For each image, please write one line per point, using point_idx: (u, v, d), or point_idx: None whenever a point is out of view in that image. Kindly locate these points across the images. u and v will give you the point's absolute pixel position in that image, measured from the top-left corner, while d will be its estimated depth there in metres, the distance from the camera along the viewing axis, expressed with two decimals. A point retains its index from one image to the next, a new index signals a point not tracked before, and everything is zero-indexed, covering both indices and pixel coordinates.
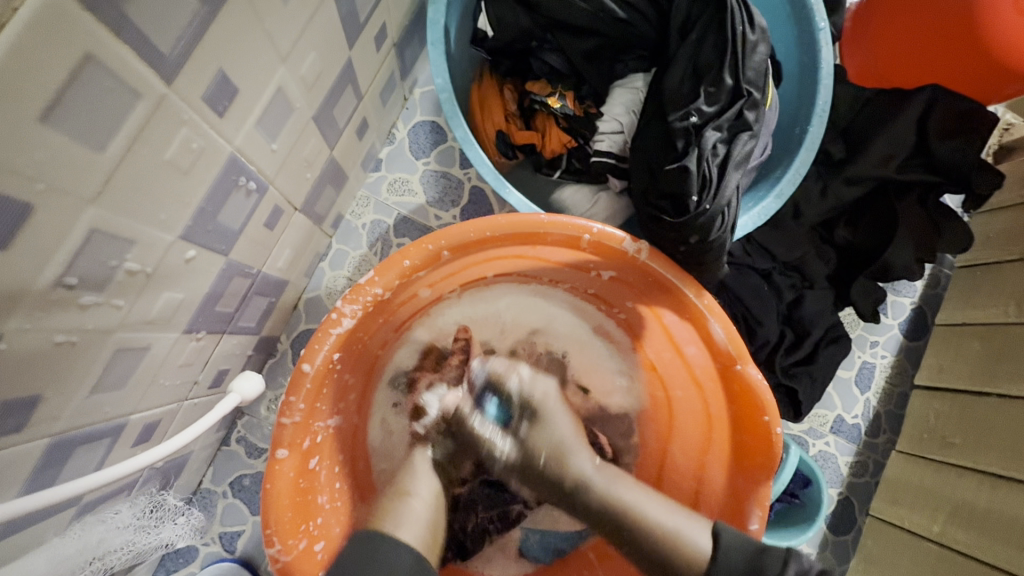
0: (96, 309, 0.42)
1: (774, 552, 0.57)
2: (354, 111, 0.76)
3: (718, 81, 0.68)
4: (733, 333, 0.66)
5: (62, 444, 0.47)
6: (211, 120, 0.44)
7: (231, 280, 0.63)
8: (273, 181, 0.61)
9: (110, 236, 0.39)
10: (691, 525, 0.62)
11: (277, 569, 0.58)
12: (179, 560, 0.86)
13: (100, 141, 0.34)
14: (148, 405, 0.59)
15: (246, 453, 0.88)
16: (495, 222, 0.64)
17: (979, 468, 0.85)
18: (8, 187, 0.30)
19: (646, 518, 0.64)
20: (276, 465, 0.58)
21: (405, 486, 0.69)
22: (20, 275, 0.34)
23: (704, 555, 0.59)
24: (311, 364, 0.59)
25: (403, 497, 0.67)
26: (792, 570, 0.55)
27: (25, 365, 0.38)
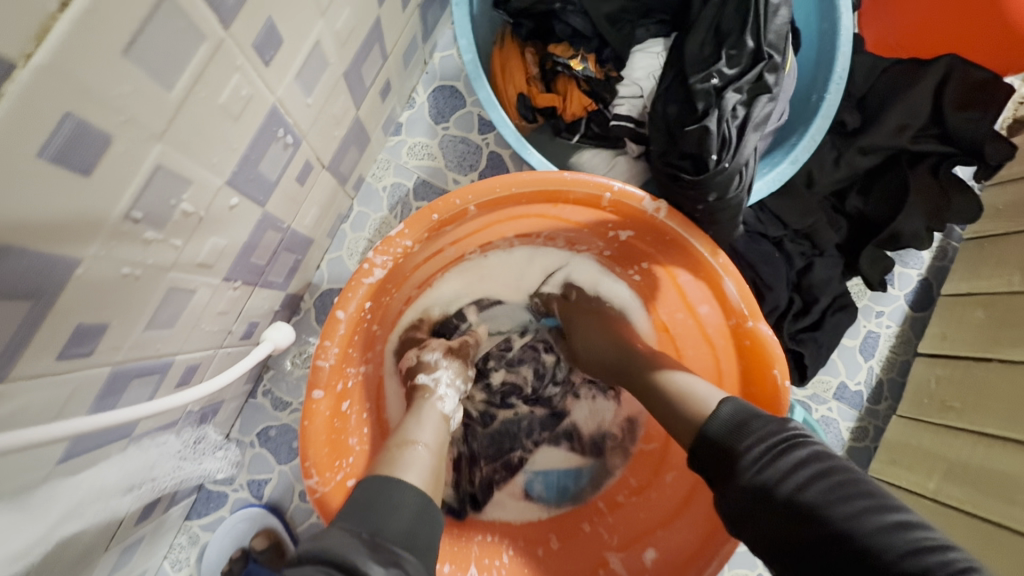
0: (156, 247, 0.45)
1: (774, 418, 0.56)
2: (379, 71, 0.77)
3: (739, 44, 0.69)
4: (746, 291, 0.69)
5: (120, 374, 0.50)
6: (259, 69, 0.46)
7: (265, 233, 0.66)
8: (307, 135, 0.63)
9: (172, 174, 0.42)
10: (706, 388, 0.62)
11: (315, 500, 0.62)
12: (210, 504, 0.91)
13: (169, 81, 0.37)
14: (191, 348, 0.62)
15: (272, 406, 0.92)
16: (520, 179, 0.66)
17: (975, 428, 0.88)
18: (93, 117, 0.33)
19: (667, 380, 0.65)
20: (313, 404, 0.62)
21: (409, 435, 0.62)
22: (99, 205, 0.37)
23: (708, 406, 0.60)
24: (345, 311, 0.63)
25: (408, 445, 0.60)
26: (781, 430, 0.54)
27: (100, 293, 0.42)
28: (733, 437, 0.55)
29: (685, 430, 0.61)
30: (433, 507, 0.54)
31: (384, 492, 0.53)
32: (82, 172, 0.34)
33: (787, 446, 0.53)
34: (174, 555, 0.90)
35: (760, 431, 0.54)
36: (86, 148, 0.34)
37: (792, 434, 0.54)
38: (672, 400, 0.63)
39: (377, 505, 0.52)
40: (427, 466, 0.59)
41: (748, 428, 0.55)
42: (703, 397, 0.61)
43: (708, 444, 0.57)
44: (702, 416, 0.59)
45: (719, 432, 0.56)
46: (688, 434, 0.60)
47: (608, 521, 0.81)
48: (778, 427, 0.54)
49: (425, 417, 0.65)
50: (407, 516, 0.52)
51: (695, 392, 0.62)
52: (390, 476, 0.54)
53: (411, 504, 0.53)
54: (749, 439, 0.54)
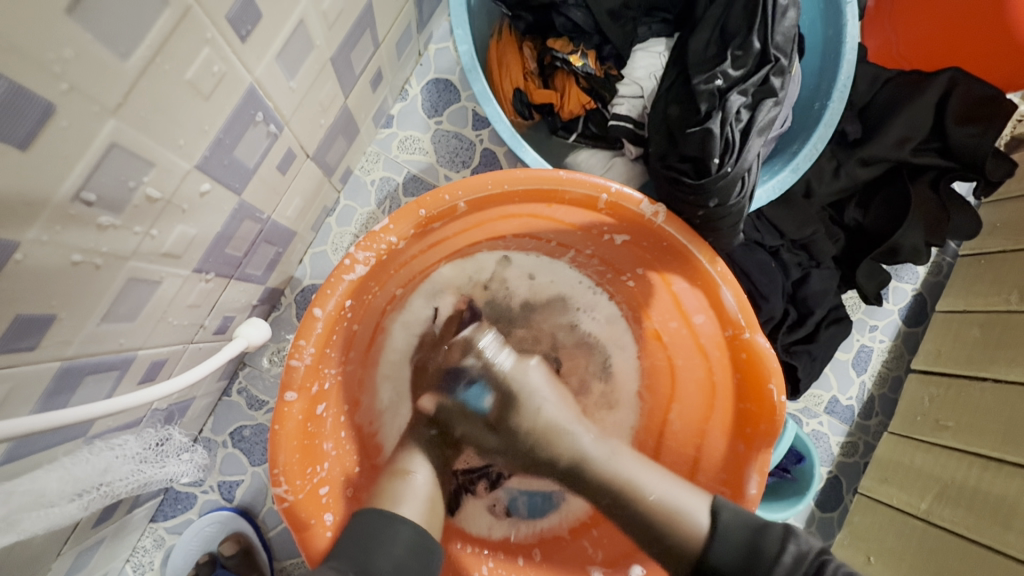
0: (113, 232, 0.43)
1: (772, 534, 0.59)
2: (370, 59, 0.74)
3: (745, 45, 0.67)
4: (744, 301, 0.66)
5: (71, 371, 0.47)
6: (234, 44, 0.43)
7: (242, 223, 0.62)
8: (289, 122, 0.59)
9: (130, 154, 0.40)
10: (692, 501, 0.65)
11: (283, 509, 0.59)
12: (177, 506, 0.86)
13: (125, 49, 0.35)
14: (156, 343, 0.58)
15: (247, 404, 0.88)
16: (514, 176, 0.63)
17: (969, 449, 0.87)
18: (31, 81, 0.31)
19: (643, 489, 0.67)
20: (286, 407, 0.58)
21: (404, 466, 0.70)
22: (40, 183, 0.35)
23: (704, 530, 0.62)
24: (323, 309, 0.59)
25: (403, 475, 0.68)
26: (788, 550, 0.58)
27: (41, 277, 0.39)
28: (751, 571, 0.59)
29: (679, 550, 0.63)
30: (427, 540, 0.59)
31: (380, 529, 0.57)
32: (19, 144, 0.32)
33: (819, 573, 0.56)
34: (137, 559, 0.85)
35: (788, 551, 0.58)
36: (22, 115, 0.31)
37: (816, 557, 0.57)
38: (664, 521, 0.64)
39: (374, 541, 0.56)
40: (419, 498, 0.65)
41: (764, 556, 0.58)
42: (693, 517, 0.63)
43: (718, 572, 0.61)
44: (698, 541, 0.62)
45: (735, 567, 0.60)
46: (682, 560, 0.63)
47: (594, 535, 0.78)
48: (803, 550, 0.58)
49: (417, 456, 0.72)
50: (398, 552, 0.56)
51: (685, 509, 0.64)
52: (386, 510, 0.59)
53: (405, 538, 0.57)
54: (776, 567, 0.57)
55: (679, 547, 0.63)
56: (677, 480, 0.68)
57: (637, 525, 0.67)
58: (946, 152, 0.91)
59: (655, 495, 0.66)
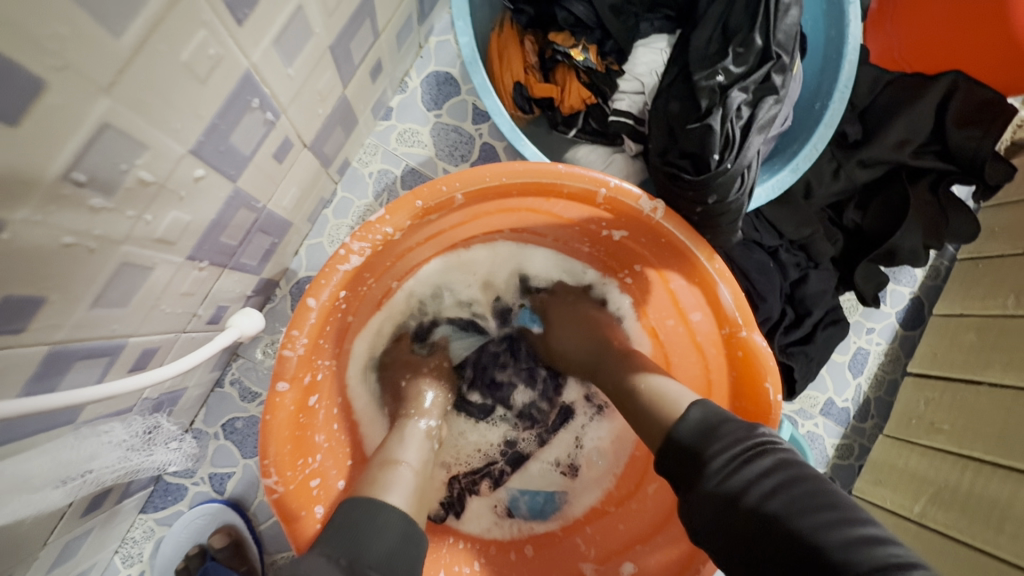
0: (105, 215, 0.43)
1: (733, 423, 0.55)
2: (369, 49, 0.73)
3: (747, 42, 0.66)
4: (741, 300, 0.65)
5: (60, 356, 0.47)
6: (231, 27, 0.43)
7: (237, 211, 0.61)
8: (286, 109, 0.58)
9: (122, 135, 0.39)
10: (680, 391, 0.62)
11: (272, 500, 0.58)
12: (168, 497, 0.86)
13: (119, 27, 0.34)
14: (147, 330, 0.58)
15: (240, 396, 0.87)
16: (512, 169, 0.63)
17: (964, 452, 0.86)
18: (23, 57, 0.30)
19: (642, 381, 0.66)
20: (277, 397, 0.57)
21: (393, 455, 0.65)
22: (31, 163, 0.34)
23: (681, 409, 0.59)
24: (317, 299, 0.58)
25: (391, 465, 0.63)
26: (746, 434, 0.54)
27: (31, 260, 0.39)
28: (705, 444, 0.55)
29: (657, 431, 0.60)
30: (417, 532, 0.56)
31: (367, 516, 0.54)
32: (10, 121, 0.31)
33: (754, 457, 0.51)
34: (126, 550, 0.85)
35: (735, 435, 0.54)
36: (13, 91, 0.31)
37: (761, 441, 0.53)
38: (647, 398, 0.63)
39: (358, 528, 0.52)
40: (408, 489, 0.60)
41: (718, 434, 0.55)
42: (674, 402, 0.60)
43: (679, 451, 0.56)
44: (670, 419, 0.59)
45: (691, 436, 0.56)
46: (655, 439, 0.60)
47: (587, 532, 0.77)
48: (747, 432, 0.54)
49: (408, 442, 0.67)
50: (390, 538, 0.53)
51: (673, 396, 0.61)
52: (372, 498, 0.56)
53: (393, 524, 0.54)
54: (719, 448, 0.53)
55: (660, 418, 0.60)
56: (671, 377, 0.66)
57: (634, 417, 0.65)
58: (946, 155, 0.91)
59: (645, 384, 0.65)
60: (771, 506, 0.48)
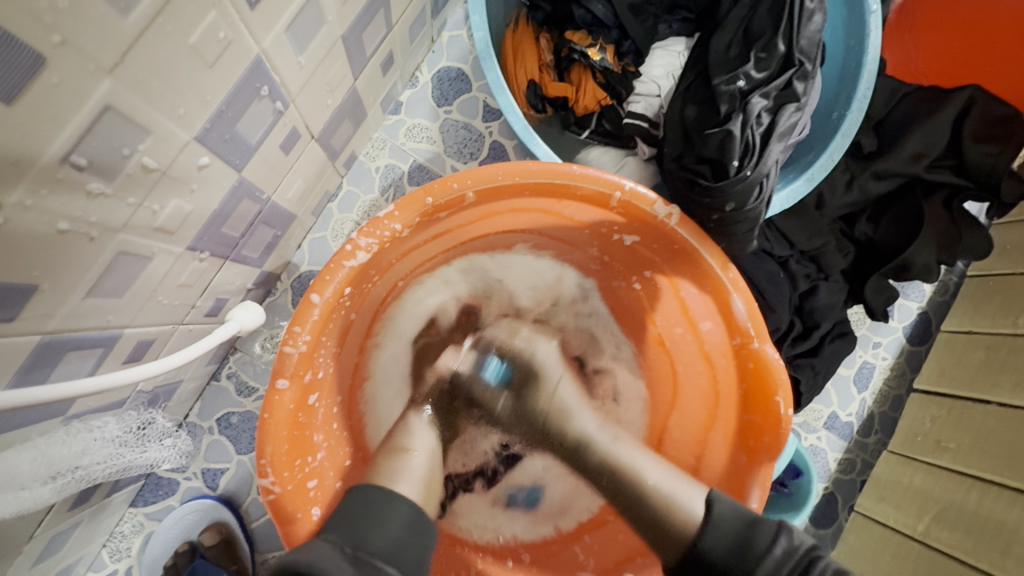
0: (104, 201, 0.41)
1: (765, 526, 0.56)
2: (382, 41, 0.72)
3: (769, 47, 0.65)
4: (754, 310, 0.64)
5: (52, 346, 0.45)
6: (242, 11, 0.41)
7: (240, 202, 0.59)
8: (295, 99, 0.57)
9: (125, 118, 0.37)
10: (689, 492, 0.62)
11: (268, 501, 0.56)
12: (159, 491, 0.84)
13: (125, 4, 0.32)
14: (144, 322, 0.56)
15: (236, 390, 0.85)
16: (525, 168, 0.61)
17: (970, 472, 0.85)
18: (22, 30, 0.28)
19: (643, 476, 0.65)
20: (276, 395, 0.56)
21: (403, 443, 0.68)
22: (26, 142, 0.32)
23: (696, 520, 0.59)
24: (320, 295, 0.57)
25: (404, 452, 0.66)
26: (779, 546, 0.55)
27: (23, 246, 0.37)
28: (745, 562, 0.55)
29: (676, 545, 0.59)
30: (425, 518, 0.56)
31: (376, 504, 0.54)
32: (4, 97, 0.30)
33: (807, 572, 0.53)
34: (114, 544, 0.83)
35: (777, 544, 0.55)
36: (7, 66, 0.29)
37: (806, 552, 0.55)
38: (659, 506, 0.62)
39: (368, 515, 0.53)
40: (415, 475, 0.63)
41: (755, 551, 0.55)
42: (688, 508, 0.60)
43: (710, 566, 0.57)
44: (692, 528, 0.59)
45: (727, 554, 0.56)
46: (675, 551, 0.60)
47: (586, 541, 0.76)
48: (791, 545, 0.55)
49: (418, 434, 0.70)
50: (397, 528, 0.53)
51: (680, 497, 0.62)
52: (379, 487, 0.56)
53: (402, 512, 0.54)
54: (765, 564, 0.54)
55: (676, 529, 0.60)
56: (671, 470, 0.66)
57: (639, 521, 0.63)
58: (962, 170, 0.88)
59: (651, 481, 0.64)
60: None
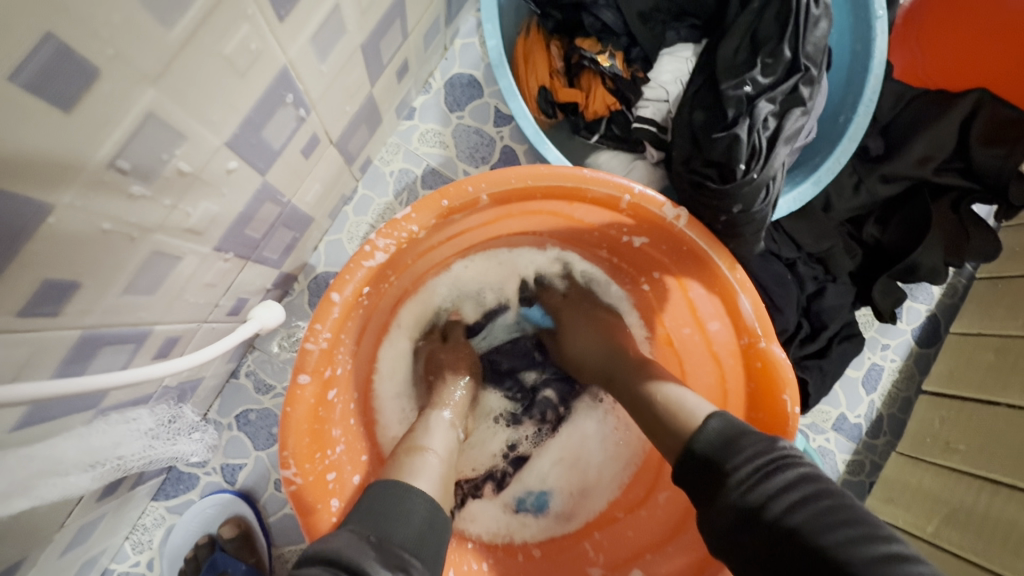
0: (143, 203, 0.43)
1: (755, 434, 0.54)
2: (398, 49, 0.74)
3: (776, 53, 0.66)
4: (762, 310, 0.65)
5: (90, 341, 0.47)
6: (272, 23, 0.44)
7: (263, 204, 0.62)
8: (317, 105, 0.59)
9: (165, 125, 0.40)
10: (696, 400, 0.62)
11: (290, 492, 0.58)
12: (179, 486, 0.86)
13: (170, 19, 0.35)
14: (172, 319, 0.58)
15: (254, 388, 0.88)
16: (538, 171, 0.63)
17: (980, 474, 0.85)
18: (80, 45, 0.31)
19: (659, 388, 0.65)
20: (297, 390, 0.58)
21: (419, 442, 0.65)
22: (78, 148, 0.35)
23: (699, 420, 0.59)
24: (340, 294, 0.59)
25: (419, 451, 0.63)
26: (769, 448, 0.53)
27: (71, 245, 0.39)
28: (723, 455, 0.54)
29: (674, 445, 0.60)
30: (443, 514, 0.56)
31: (394, 498, 0.54)
32: (62, 107, 0.32)
33: (773, 473, 0.50)
34: (136, 537, 0.85)
35: (754, 448, 0.53)
36: (65, 78, 0.31)
37: (788, 460, 0.51)
38: (666, 408, 0.62)
39: (389, 512, 0.53)
40: (435, 474, 0.61)
41: (740, 444, 0.54)
42: (692, 410, 0.60)
43: (699, 460, 0.56)
44: (689, 429, 0.58)
45: (714, 448, 0.55)
46: (675, 448, 0.59)
47: (596, 537, 0.77)
48: (769, 446, 0.52)
49: (435, 431, 0.68)
50: (414, 523, 0.53)
51: (688, 404, 0.61)
52: (401, 482, 0.56)
53: (420, 508, 0.54)
54: (738, 458, 0.53)
55: (676, 429, 0.60)
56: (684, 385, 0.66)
57: (645, 415, 0.65)
58: (970, 173, 0.89)
59: (662, 394, 0.64)
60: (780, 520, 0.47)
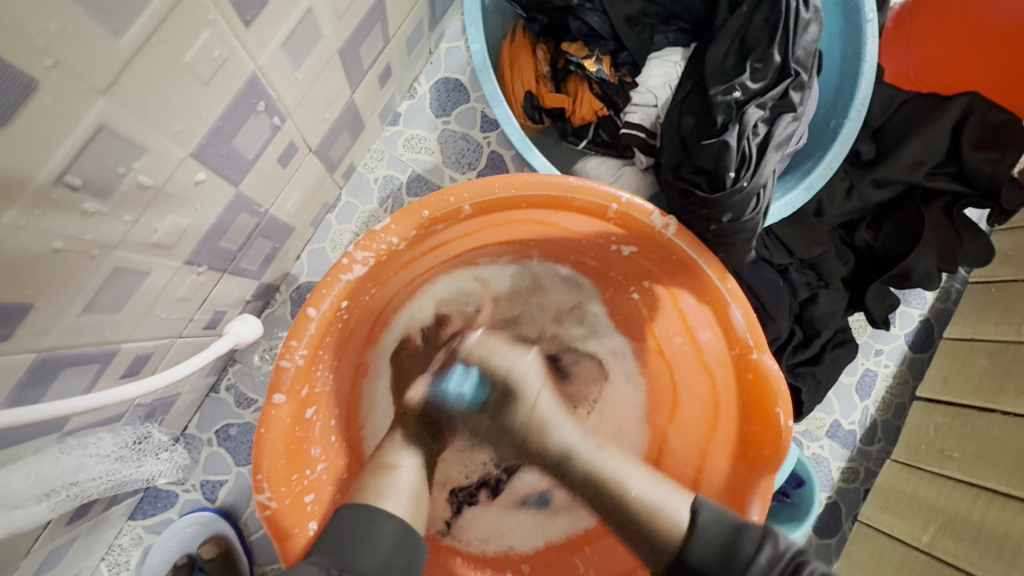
0: (100, 220, 0.41)
1: (751, 533, 0.56)
2: (379, 54, 0.72)
3: (765, 58, 0.65)
4: (753, 321, 0.64)
5: (48, 363, 0.45)
6: (237, 29, 0.41)
7: (237, 216, 0.59)
8: (292, 113, 0.57)
9: (119, 137, 0.38)
10: (674, 498, 0.63)
11: (265, 516, 0.56)
12: (158, 504, 0.84)
13: (119, 26, 0.33)
14: (141, 336, 0.56)
15: (235, 402, 0.85)
16: (522, 180, 0.61)
17: (976, 482, 0.83)
18: (14, 54, 0.29)
19: (629, 488, 0.66)
20: (273, 409, 0.56)
21: (388, 461, 0.67)
22: (21, 163, 0.32)
23: (682, 529, 0.60)
24: (317, 309, 0.57)
25: (386, 471, 0.65)
26: (765, 552, 0.55)
27: (19, 265, 0.37)
28: (727, 571, 0.56)
29: (659, 553, 0.61)
30: (414, 538, 0.56)
31: (362, 522, 0.54)
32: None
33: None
34: (113, 557, 0.83)
35: (760, 553, 0.54)
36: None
37: (792, 556, 0.54)
38: (641, 512, 0.64)
39: (355, 537, 0.53)
40: (404, 493, 0.63)
41: (740, 558, 0.55)
42: (674, 513, 0.62)
43: (693, 572, 0.58)
44: (676, 541, 0.60)
45: (712, 566, 0.57)
46: (661, 561, 0.61)
47: (586, 553, 0.75)
48: (777, 553, 0.54)
49: (403, 451, 0.70)
50: (385, 548, 0.53)
51: (663, 500, 0.64)
52: (365, 506, 0.56)
53: (388, 531, 0.54)
54: (748, 571, 0.54)
55: (660, 541, 0.61)
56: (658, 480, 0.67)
57: (626, 528, 0.65)
58: (960, 177, 0.88)
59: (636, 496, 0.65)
60: None
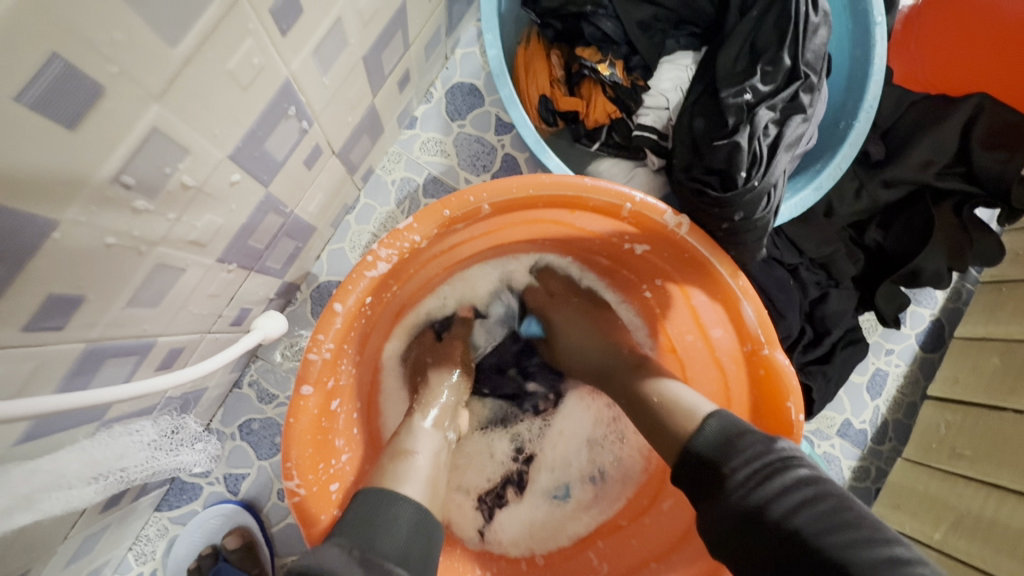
0: (146, 218, 0.43)
1: (753, 434, 0.55)
2: (399, 60, 0.74)
3: (776, 60, 0.67)
4: (765, 317, 0.65)
5: (94, 354, 0.48)
6: (275, 37, 0.44)
7: (266, 216, 0.62)
8: (319, 117, 0.59)
9: (168, 140, 0.40)
10: (697, 399, 0.62)
11: (294, 503, 0.58)
12: (182, 496, 0.86)
13: (173, 36, 0.35)
14: (176, 331, 0.59)
15: (257, 397, 0.88)
16: (539, 180, 0.63)
17: (988, 480, 0.84)
18: (84, 63, 0.31)
19: (658, 387, 0.65)
20: (300, 401, 0.58)
21: (405, 445, 0.65)
22: (84, 163, 0.35)
23: (700, 416, 0.59)
24: (343, 304, 0.59)
25: (404, 454, 0.63)
26: (758, 449, 0.53)
27: (75, 260, 0.39)
28: (724, 456, 0.55)
29: (675, 443, 0.60)
30: (430, 522, 0.56)
31: (383, 507, 0.55)
32: (66, 125, 0.32)
33: (777, 474, 0.51)
34: (139, 548, 0.85)
35: (750, 451, 0.54)
36: (70, 97, 0.32)
37: (784, 458, 0.52)
38: (662, 409, 0.63)
39: (373, 520, 0.53)
40: (422, 478, 0.61)
41: (735, 447, 0.54)
42: (692, 408, 0.61)
43: (698, 461, 0.56)
44: (691, 427, 0.59)
45: (712, 447, 0.56)
46: (673, 449, 0.60)
47: (599, 546, 0.76)
48: (766, 448, 0.53)
49: (421, 436, 0.67)
50: (402, 529, 0.54)
51: (689, 403, 0.61)
52: (385, 490, 0.56)
53: (409, 515, 0.55)
54: (737, 460, 0.54)
55: (676, 429, 0.60)
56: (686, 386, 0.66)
57: (648, 421, 0.64)
58: (971, 177, 0.89)
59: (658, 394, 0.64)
60: (779, 514, 0.49)
